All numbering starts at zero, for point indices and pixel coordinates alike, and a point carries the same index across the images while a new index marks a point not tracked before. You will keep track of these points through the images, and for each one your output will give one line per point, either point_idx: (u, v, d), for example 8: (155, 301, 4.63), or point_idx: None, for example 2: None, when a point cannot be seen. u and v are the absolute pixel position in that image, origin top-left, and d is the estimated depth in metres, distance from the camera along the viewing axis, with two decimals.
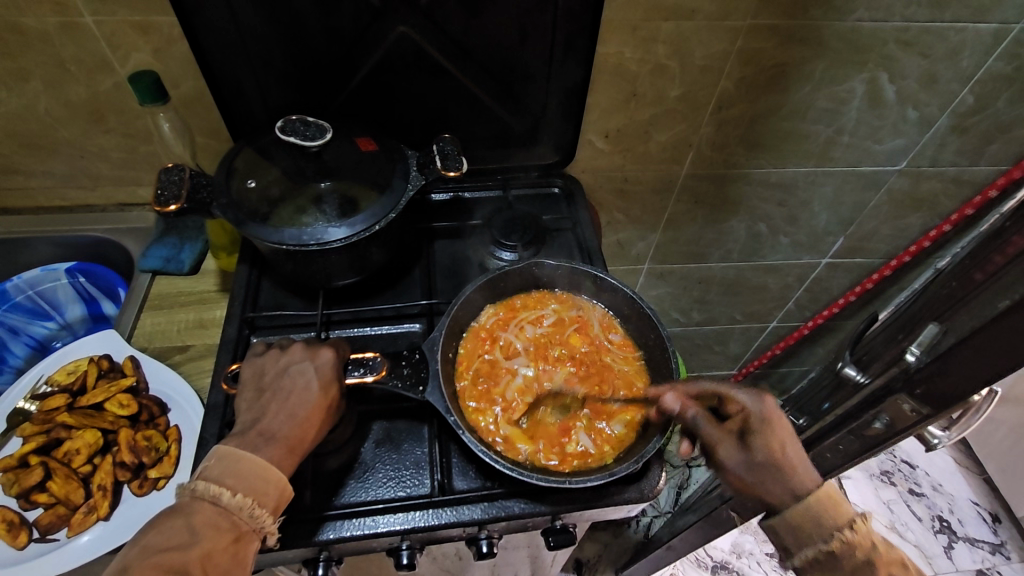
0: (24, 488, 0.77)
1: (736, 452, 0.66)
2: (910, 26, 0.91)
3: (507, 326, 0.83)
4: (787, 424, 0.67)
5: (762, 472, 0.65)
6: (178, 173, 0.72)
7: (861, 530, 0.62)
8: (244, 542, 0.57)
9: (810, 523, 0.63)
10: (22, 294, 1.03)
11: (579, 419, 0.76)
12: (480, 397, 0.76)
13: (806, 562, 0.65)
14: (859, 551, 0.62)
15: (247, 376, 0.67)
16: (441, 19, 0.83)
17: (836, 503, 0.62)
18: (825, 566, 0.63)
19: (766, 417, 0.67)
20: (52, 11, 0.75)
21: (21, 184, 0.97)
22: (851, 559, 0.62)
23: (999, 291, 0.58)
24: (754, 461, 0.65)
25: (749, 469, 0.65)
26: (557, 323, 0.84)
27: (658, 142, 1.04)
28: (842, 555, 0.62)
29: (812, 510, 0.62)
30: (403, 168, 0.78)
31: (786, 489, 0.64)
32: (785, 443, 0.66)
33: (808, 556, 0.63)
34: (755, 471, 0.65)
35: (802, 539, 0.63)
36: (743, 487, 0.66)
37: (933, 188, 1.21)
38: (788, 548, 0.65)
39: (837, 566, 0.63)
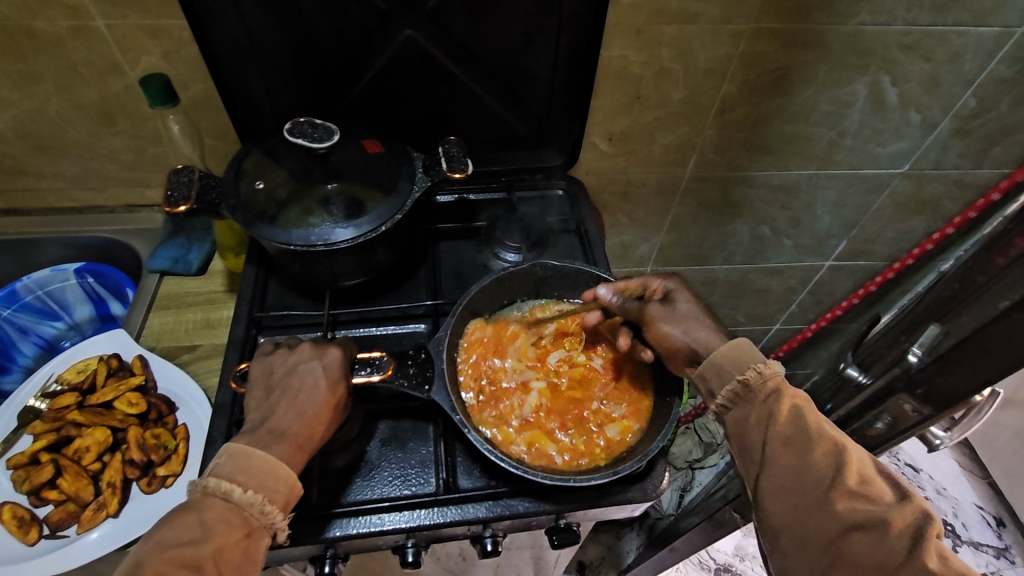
0: (35, 484, 0.79)
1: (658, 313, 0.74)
2: (912, 30, 0.92)
3: (510, 336, 0.83)
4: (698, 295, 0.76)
5: (682, 326, 0.73)
6: (188, 174, 0.74)
7: (772, 366, 0.66)
8: (255, 538, 0.57)
9: (728, 360, 0.67)
10: (31, 295, 1.04)
11: (578, 426, 0.76)
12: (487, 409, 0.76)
13: (726, 400, 0.67)
14: (769, 381, 0.65)
15: (256, 375, 0.68)
16: (446, 23, 0.84)
17: (749, 346, 0.68)
18: (743, 400, 0.66)
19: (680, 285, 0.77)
20: (65, 15, 0.76)
21: (32, 185, 0.98)
22: (763, 389, 0.65)
23: (1000, 292, 0.59)
24: (675, 314, 0.74)
25: (671, 319, 0.73)
26: (560, 330, 0.84)
27: (661, 144, 1.05)
28: (755, 385, 0.65)
29: (732, 352, 0.68)
30: (409, 170, 0.79)
31: (708, 337, 0.71)
32: (698, 302, 0.75)
33: (727, 391, 0.67)
34: (677, 321, 0.73)
35: (722, 375, 0.67)
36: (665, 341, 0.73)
37: (936, 191, 1.22)
38: (711, 391, 0.68)
39: (752, 400, 0.65)
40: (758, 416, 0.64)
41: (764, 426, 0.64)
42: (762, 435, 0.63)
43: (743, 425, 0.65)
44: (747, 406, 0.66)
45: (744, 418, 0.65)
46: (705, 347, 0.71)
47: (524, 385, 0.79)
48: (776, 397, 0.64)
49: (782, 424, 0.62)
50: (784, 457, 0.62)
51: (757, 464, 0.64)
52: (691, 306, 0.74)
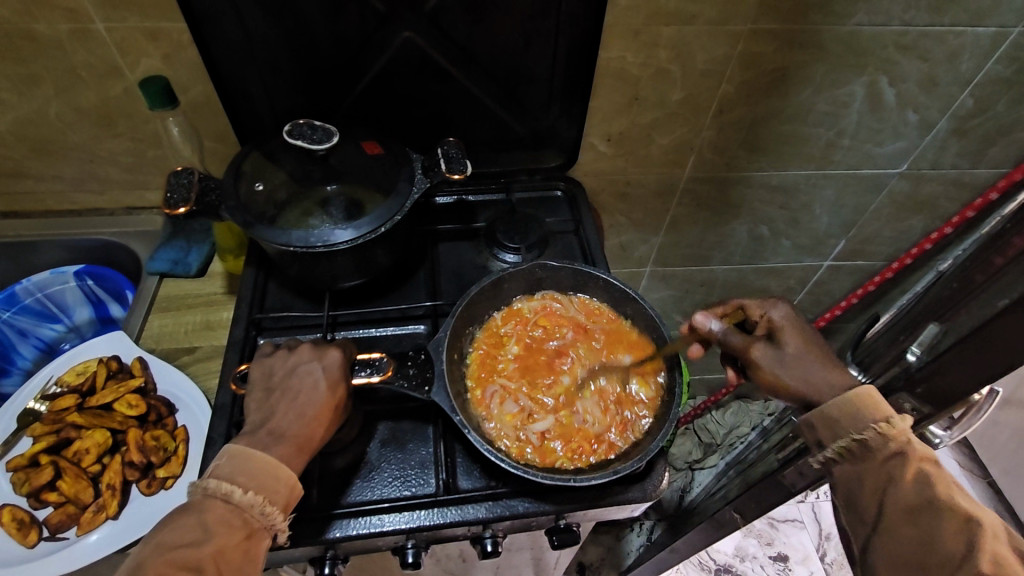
0: (35, 486, 0.79)
1: (768, 351, 0.70)
2: (909, 30, 0.92)
3: (501, 349, 0.82)
4: (807, 326, 0.72)
5: (793, 367, 0.69)
6: (187, 176, 0.73)
7: (899, 426, 0.62)
8: (255, 539, 0.58)
9: (846, 416, 0.64)
10: (31, 297, 1.04)
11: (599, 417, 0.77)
12: (513, 433, 0.75)
13: (839, 455, 0.65)
14: (893, 443, 0.62)
15: (256, 376, 0.68)
16: (446, 25, 0.84)
17: (877, 399, 0.64)
18: (858, 457, 0.64)
19: (788, 319, 0.72)
20: (64, 18, 0.76)
21: (31, 188, 0.98)
22: (883, 450, 0.62)
23: (997, 291, 0.59)
24: (787, 355, 0.70)
25: (780, 364, 0.69)
26: (543, 327, 0.84)
27: (660, 145, 1.05)
28: (875, 445, 0.63)
29: (851, 406, 0.64)
30: (408, 172, 0.79)
31: (821, 383, 0.67)
32: (809, 339, 0.71)
33: (841, 446, 0.64)
34: (788, 364, 0.69)
35: (837, 430, 0.65)
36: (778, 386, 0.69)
37: (934, 191, 1.22)
38: (820, 441, 0.66)
39: (869, 458, 0.64)
40: (876, 477, 0.63)
41: (880, 490, 0.62)
42: (879, 499, 0.62)
43: (856, 483, 0.64)
44: (860, 464, 0.64)
45: (859, 475, 0.64)
46: (818, 394, 0.67)
47: (522, 400, 0.77)
48: (896, 459, 0.62)
49: (904, 492, 0.61)
50: (907, 526, 0.61)
51: (872, 526, 0.64)
52: (801, 345, 0.70)
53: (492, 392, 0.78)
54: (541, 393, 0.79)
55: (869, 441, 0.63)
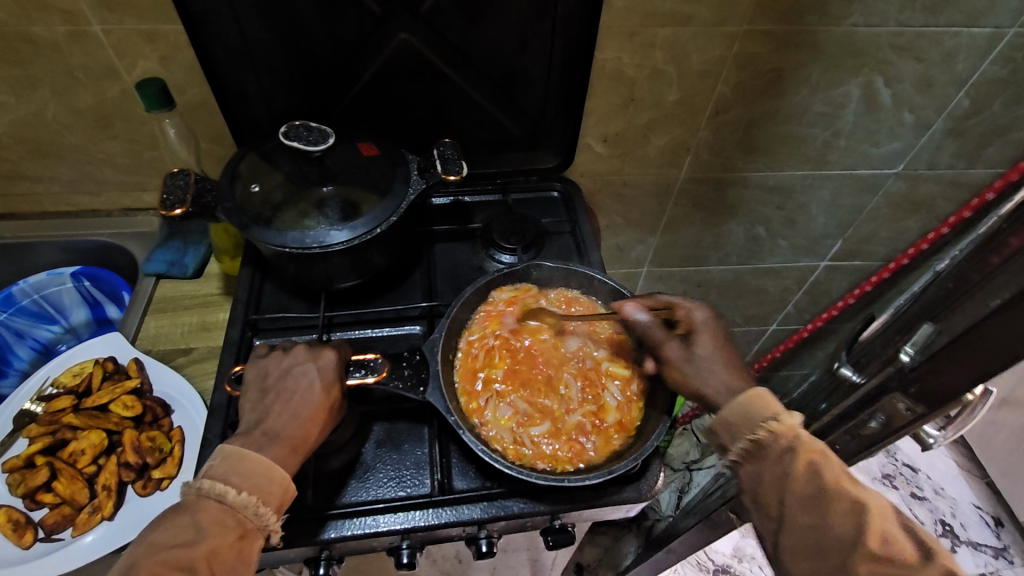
0: (31, 487, 0.79)
1: (678, 347, 0.73)
2: (904, 31, 0.92)
3: (484, 351, 0.80)
4: (723, 331, 0.74)
5: (700, 368, 0.71)
6: (183, 177, 0.74)
7: (787, 422, 0.64)
8: (249, 539, 0.58)
9: (739, 417, 0.65)
10: (28, 298, 1.04)
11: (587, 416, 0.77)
12: (508, 438, 0.74)
13: (739, 456, 0.65)
14: (782, 440, 0.63)
15: (251, 377, 0.68)
16: (442, 27, 0.84)
17: (767, 400, 0.65)
18: (756, 457, 0.64)
19: (706, 323, 0.74)
20: (61, 20, 0.77)
21: (28, 190, 0.98)
22: (776, 448, 0.63)
23: (992, 291, 0.59)
24: (693, 355, 0.72)
25: (688, 364, 0.72)
26: (527, 327, 0.84)
27: (657, 146, 1.05)
28: (769, 444, 0.63)
29: (744, 407, 0.65)
30: (404, 173, 0.79)
31: (721, 383, 0.69)
32: (721, 344, 0.73)
33: (740, 448, 0.65)
34: (695, 364, 0.72)
35: (735, 432, 0.65)
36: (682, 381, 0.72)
37: (930, 191, 1.22)
38: (724, 445, 0.67)
39: (766, 457, 0.64)
40: (773, 474, 0.63)
41: (779, 486, 0.62)
42: (778, 495, 0.62)
43: (758, 482, 0.64)
44: (761, 463, 0.64)
45: (759, 475, 0.64)
46: (716, 393, 0.69)
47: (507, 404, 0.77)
48: (790, 455, 0.62)
49: (798, 485, 0.61)
50: (805, 517, 0.61)
51: (776, 521, 0.63)
52: (714, 348, 0.72)
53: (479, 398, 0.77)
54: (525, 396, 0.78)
55: (761, 441, 0.64)
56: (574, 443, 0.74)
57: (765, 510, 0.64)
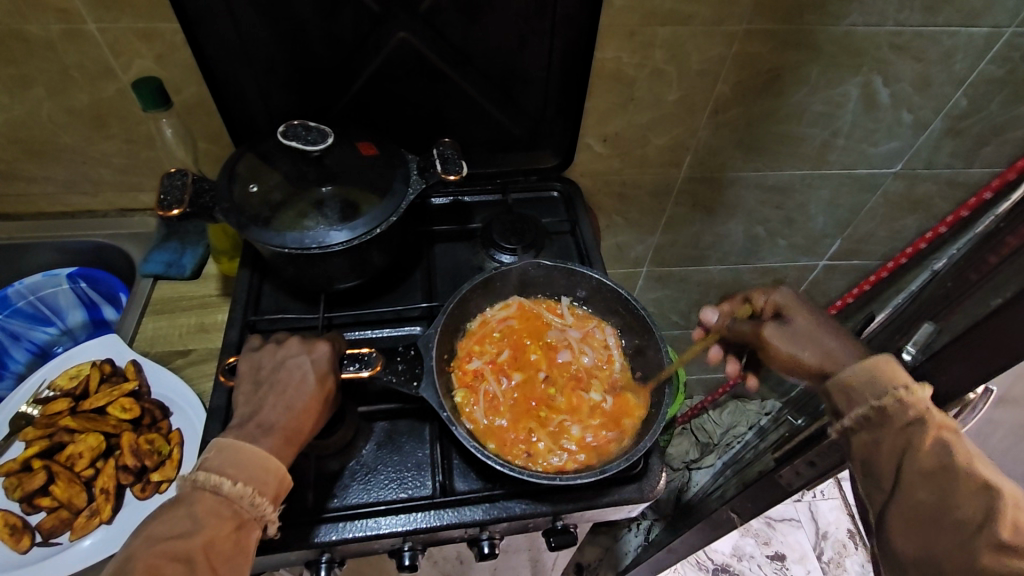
0: (28, 491, 0.78)
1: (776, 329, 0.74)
2: (903, 30, 0.93)
3: (477, 367, 0.79)
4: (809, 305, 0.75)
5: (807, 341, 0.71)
6: (180, 177, 0.73)
7: (919, 392, 0.60)
8: (246, 530, 0.57)
9: (863, 382, 0.62)
10: (23, 300, 1.04)
11: (589, 415, 0.77)
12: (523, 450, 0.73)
13: (857, 423, 0.63)
14: (911, 410, 0.60)
15: (244, 370, 0.68)
16: (441, 26, 0.84)
17: (896, 365, 0.62)
18: (876, 425, 0.62)
19: (789, 301, 0.76)
20: (56, 18, 0.76)
21: (23, 190, 0.97)
22: (903, 418, 0.60)
23: (991, 291, 0.60)
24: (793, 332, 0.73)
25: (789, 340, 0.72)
26: (517, 339, 0.83)
27: (656, 145, 1.05)
28: (895, 414, 0.61)
29: (869, 372, 0.63)
30: (403, 173, 0.79)
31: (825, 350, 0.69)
32: (813, 316, 0.74)
33: (857, 415, 0.63)
34: (796, 341, 0.72)
35: (854, 399, 0.63)
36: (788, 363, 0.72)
37: (928, 191, 1.22)
38: (839, 411, 0.65)
39: (887, 426, 0.61)
40: (892, 445, 0.61)
41: (899, 456, 0.60)
42: (895, 462, 0.61)
43: (872, 451, 0.62)
44: (879, 431, 0.62)
45: (874, 442, 0.62)
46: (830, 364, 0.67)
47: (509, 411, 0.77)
48: (916, 427, 0.60)
49: (921, 457, 0.59)
50: (923, 491, 0.59)
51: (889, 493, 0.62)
52: (808, 321, 0.73)
53: (478, 409, 0.76)
54: (524, 402, 0.78)
55: (887, 408, 0.61)
56: (585, 438, 0.75)
57: (877, 479, 0.62)
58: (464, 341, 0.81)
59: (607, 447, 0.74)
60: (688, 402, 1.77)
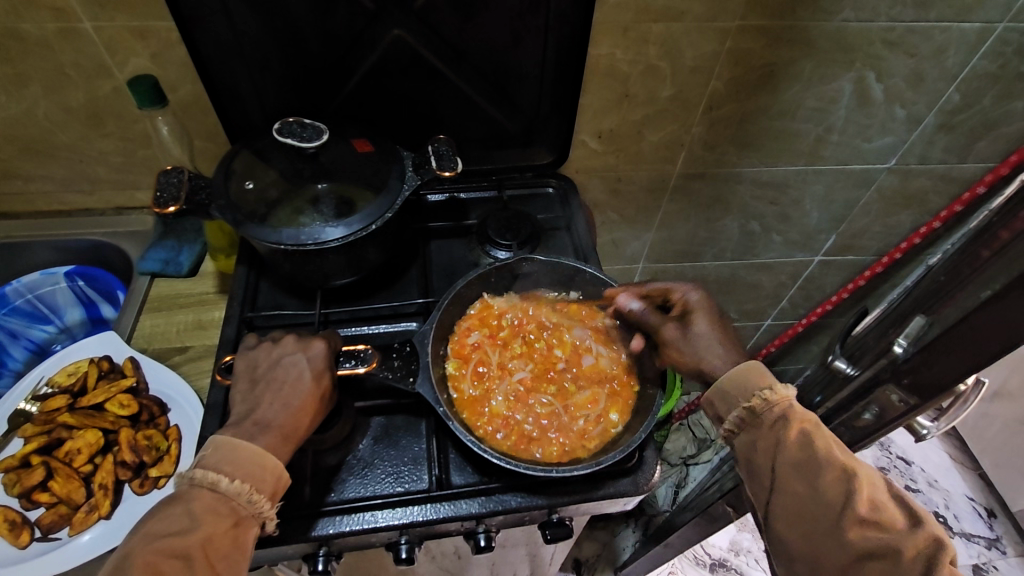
0: (26, 487, 0.79)
1: (675, 328, 0.78)
2: (895, 26, 0.93)
3: (477, 346, 0.81)
4: (719, 311, 0.79)
5: (694, 345, 0.76)
6: (177, 175, 0.72)
7: (782, 393, 0.68)
8: (243, 527, 0.58)
9: (734, 386, 0.70)
10: (21, 298, 1.04)
11: (584, 411, 0.77)
12: (508, 430, 0.75)
13: (733, 426, 0.69)
14: (777, 407, 0.67)
15: (240, 368, 0.68)
16: (435, 23, 0.84)
17: (761, 370, 0.70)
18: (750, 427, 0.68)
19: (702, 303, 0.79)
20: (51, 17, 0.76)
21: (20, 188, 0.97)
22: (770, 415, 0.67)
23: (983, 282, 0.60)
24: (689, 334, 0.77)
25: (682, 344, 0.77)
26: (526, 326, 0.84)
27: (650, 141, 1.06)
28: (762, 413, 0.67)
29: (739, 376, 0.70)
30: (399, 169, 0.79)
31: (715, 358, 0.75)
32: (715, 322, 0.78)
33: (735, 417, 0.69)
34: (689, 344, 0.76)
35: (729, 401, 0.70)
36: (679, 361, 0.77)
37: (922, 186, 1.23)
38: (719, 416, 0.71)
39: (759, 425, 0.67)
40: (765, 443, 0.67)
41: (772, 452, 0.66)
42: (770, 462, 0.66)
43: (752, 451, 0.67)
44: (755, 432, 0.67)
45: (752, 443, 0.68)
46: (711, 369, 0.74)
47: (501, 390, 0.78)
48: (783, 423, 0.66)
49: (789, 450, 0.65)
50: (792, 483, 0.64)
51: (767, 491, 0.66)
52: (708, 325, 0.77)
53: (467, 383, 0.78)
54: (519, 385, 0.79)
55: (756, 408, 0.68)
56: (573, 432, 0.76)
57: (757, 477, 0.67)
58: (465, 323, 0.83)
59: (583, 447, 0.74)
60: (686, 398, 1.77)
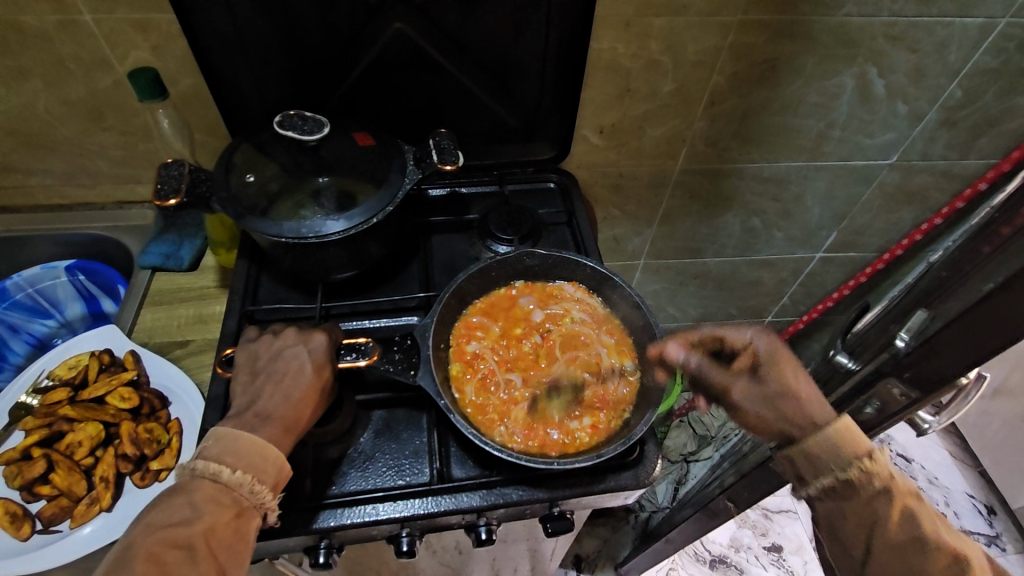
0: (28, 479, 0.79)
1: (747, 391, 0.75)
2: (898, 21, 0.93)
3: (475, 347, 0.81)
4: (791, 359, 0.75)
5: (772, 404, 0.72)
6: (177, 168, 0.72)
7: (881, 463, 0.64)
8: (245, 518, 0.58)
9: (823, 451, 0.66)
10: (22, 292, 1.04)
11: (592, 399, 0.78)
12: (519, 428, 0.75)
13: (823, 491, 0.67)
14: (877, 481, 0.64)
15: (241, 360, 0.68)
16: (437, 16, 0.84)
17: (854, 432, 0.65)
18: (842, 496, 0.66)
19: (770, 352, 0.75)
20: (52, 9, 0.76)
21: (20, 182, 0.97)
22: (868, 489, 0.64)
23: (984, 276, 0.61)
24: (765, 392, 0.73)
25: (760, 403, 0.73)
26: (522, 323, 0.84)
27: (652, 137, 1.06)
28: (860, 484, 0.64)
29: (828, 443, 0.65)
30: (400, 163, 0.79)
31: (797, 414, 0.70)
32: (788, 372, 0.73)
33: (824, 484, 0.66)
34: (765, 404, 0.73)
35: (818, 469, 0.67)
36: (756, 421, 0.73)
37: (923, 182, 1.23)
38: (803, 476, 0.68)
39: (853, 496, 0.65)
40: (860, 516, 0.65)
41: (868, 528, 0.65)
42: (866, 537, 0.66)
43: (842, 519, 0.67)
44: (846, 501, 0.66)
45: (844, 512, 0.66)
46: (793, 430, 0.69)
47: (506, 391, 0.78)
48: (881, 499, 0.64)
49: (891, 531, 0.65)
50: (894, 562, 0.65)
51: (859, 558, 0.68)
52: (781, 379, 0.73)
53: (470, 386, 0.77)
54: (525, 379, 0.79)
55: (853, 480, 0.65)
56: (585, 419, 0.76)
57: (848, 545, 0.68)
58: (460, 323, 0.83)
59: (597, 435, 0.75)
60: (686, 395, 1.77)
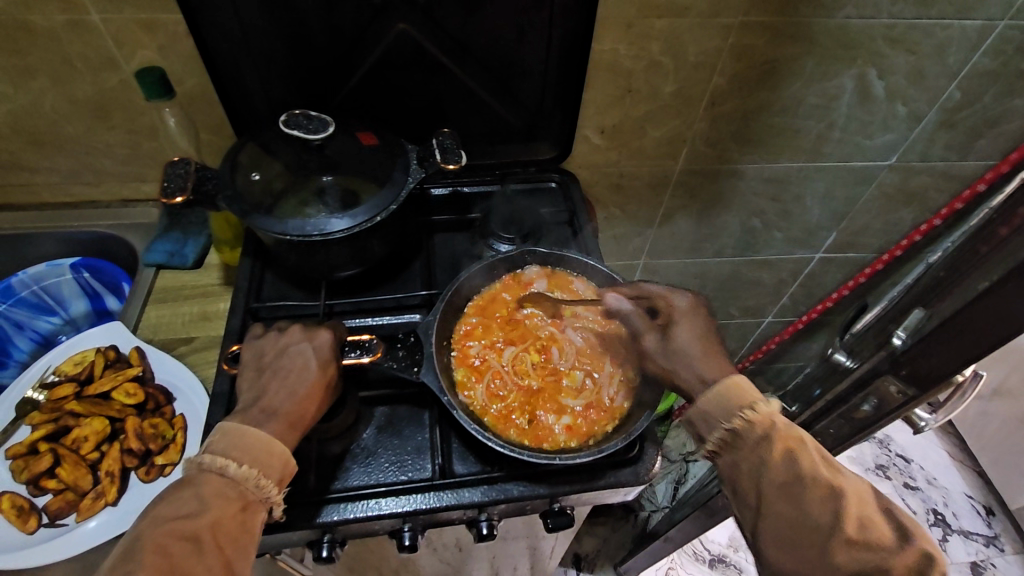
0: (34, 473, 0.80)
1: (656, 339, 0.75)
2: (897, 23, 0.94)
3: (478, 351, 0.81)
4: (705, 318, 0.75)
5: (675, 357, 0.72)
6: (183, 166, 0.73)
7: (764, 411, 0.64)
8: (251, 511, 0.58)
9: (714, 406, 0.66)
10: (27, 290, 1.05)
11: (597, 399, 0.79)
12: (528, 431, 0.75)
13: (717, 446, 0.66)
14: (758, 428, 0.63)
15: (248, 357, 0.69)
16: (440, 17, 0.85)
17: (743, 387, 0.66)
18: (733, 447, 0.65)
19: (685, 310, 0.75)
20: (60, 9, 0.77)
21: (26, 179, 0.98)
22: (751, 438, 0.63)
23: (981, 276, 0.61)
24: (672, 345, 0.73)
25: (667, 357, 0.73)
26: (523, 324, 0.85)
27: (653, 137, 1.06)
28: (744, 434, 0.64)
29: (720, 396, 0.66)
30: (404, 162, 0.80)
31: (694, 372, 0.70)
32: (699, 332, 0.73)
33: (715, 438, 0.65)
34: (670, 357, 0.73)
35: (709, 422, 0.66)
36: (662, 371, 0.73)
37: (923, 183, 1.23)
38: (701, 436, 0.67)
39: (742, 447, 0.64)
40: (749, 463, 0.63)
41: (756, 474, 0.63)
42: (756, 485, 0.63)
43: (736, 471, 0.64)
44: (739, 452, 0.64)
45: (736, 465, 0.64)
46: (691, 389, 0.70)
47: (512, 394, 0.78)
48: (765, 444, 0.63)
49: (775, 473, 0.62)
50: (782, 506, 0.61)
51: (753, 511, 0.63)
52: (690, 336, 0.73)
53: (477, 391, 0.77)
54: (530, 381, 0.80)
55: (738, 430, 0.64)
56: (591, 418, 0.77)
57: (740, 497, 0.64)
58: (461, 327, 0.83)
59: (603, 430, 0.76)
60: None
